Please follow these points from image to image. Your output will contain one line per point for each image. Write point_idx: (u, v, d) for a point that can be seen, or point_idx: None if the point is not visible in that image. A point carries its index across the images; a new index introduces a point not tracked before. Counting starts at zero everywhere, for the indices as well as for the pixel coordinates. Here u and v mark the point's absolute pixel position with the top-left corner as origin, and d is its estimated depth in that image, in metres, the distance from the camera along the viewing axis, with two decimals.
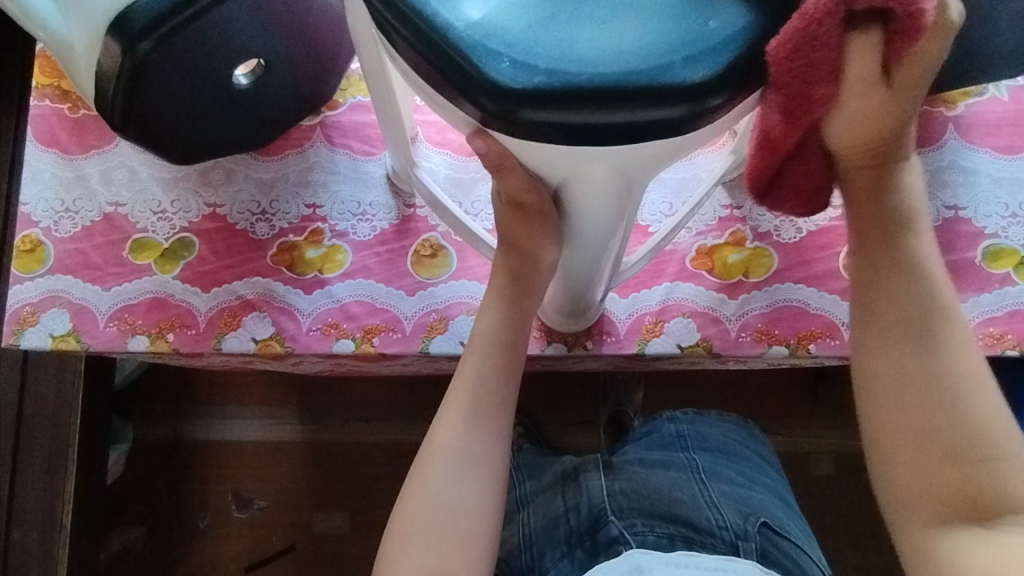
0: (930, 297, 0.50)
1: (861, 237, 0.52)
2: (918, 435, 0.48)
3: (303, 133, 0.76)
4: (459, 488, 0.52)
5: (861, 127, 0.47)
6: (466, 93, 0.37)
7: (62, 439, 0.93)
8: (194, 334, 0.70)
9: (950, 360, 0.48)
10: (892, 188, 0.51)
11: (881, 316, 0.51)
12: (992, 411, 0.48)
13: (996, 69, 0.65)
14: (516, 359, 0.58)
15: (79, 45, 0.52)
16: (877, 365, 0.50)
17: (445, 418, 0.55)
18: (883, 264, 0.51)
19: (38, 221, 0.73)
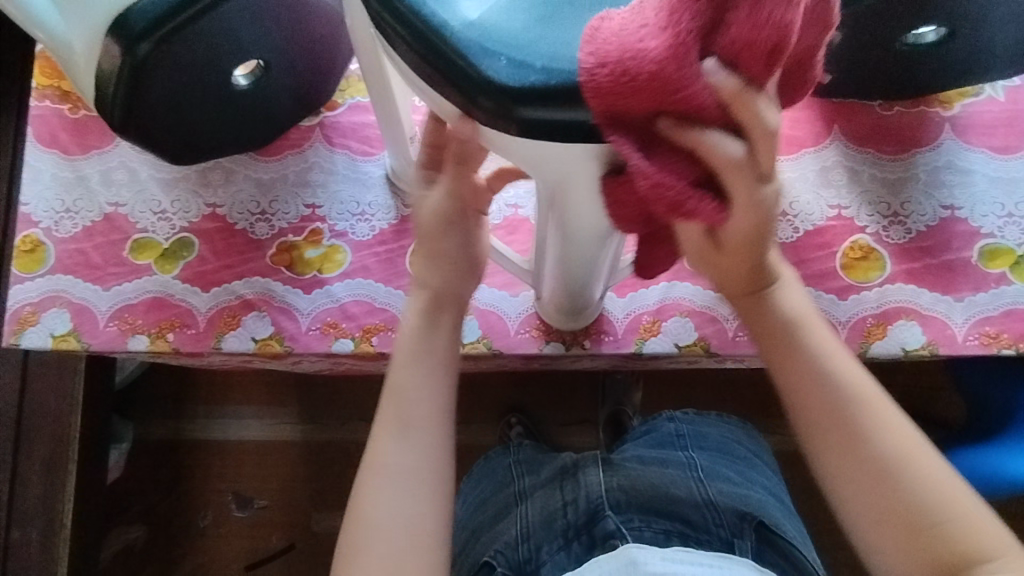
0: (839, 384, 0.48)
1: (765, 347, 0.51)
2: (872, 524, 0.46)
3: (302, 134, 0.76)
4: (403, 506, 0.47)
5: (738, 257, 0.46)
6: (461, 93, 0.37)
7: (62, 439, 0.93)
8: (194, 334, 0.71)
9: (878, 442, 0.46)
10: (773, 297, 0.50)
11: (801, 421, 0.49)
12: (933, 471, 0.46)
13: (992, 70, 0.65)
14: (446, 362, 0.52)
15: (79, 46, 0.53)
16: (818, 464, 0.48)
17: (376, 435, 0.49)
18: (787, 369, 0.50)
19: (38, 221, 0.73)
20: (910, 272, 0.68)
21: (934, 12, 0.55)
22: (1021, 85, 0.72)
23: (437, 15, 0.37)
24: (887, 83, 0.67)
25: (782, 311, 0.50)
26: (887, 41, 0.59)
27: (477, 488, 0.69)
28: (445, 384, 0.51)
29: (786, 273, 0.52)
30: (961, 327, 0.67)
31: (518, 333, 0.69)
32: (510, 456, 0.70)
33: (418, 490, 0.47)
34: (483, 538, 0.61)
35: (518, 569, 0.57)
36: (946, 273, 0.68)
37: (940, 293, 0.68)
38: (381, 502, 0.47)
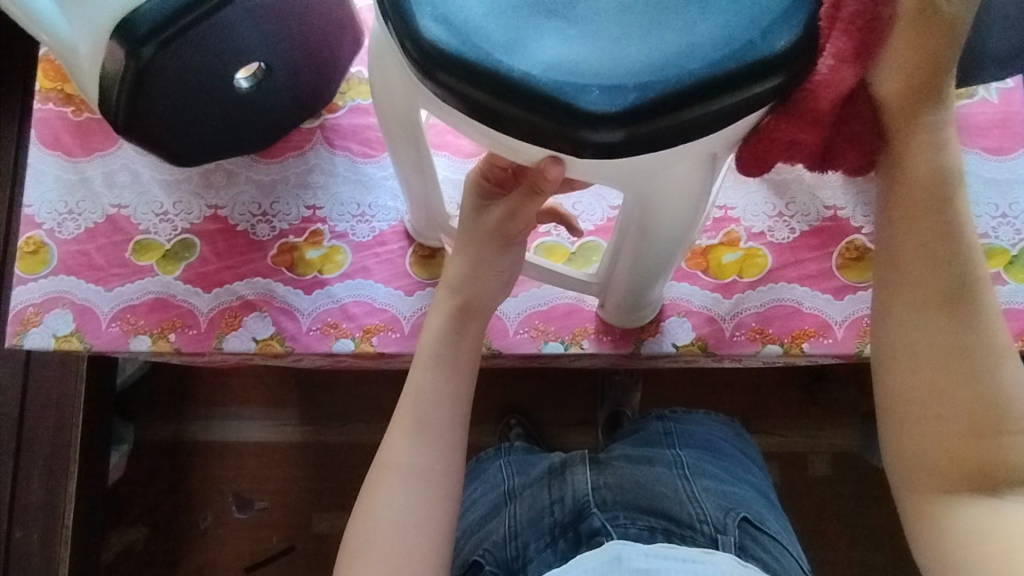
0: (966, 272, 0.46)
1: (896, 209, 0.48)
2: (933, 403, 0.45)
3: (303, 136, 0.77)
4: (409, 504, 0.48)
5: (896, 114, 0.47)
6: (562, 127, 0.42)
7: (64, 439, 0.93)
8: (195, 334, 0.71)
9: (984, 336, 0.46)
10: (915, 150, 0.47)
11: (901, 297, 0.47)
12: (1016, 386, 0.45)
13: (986, 71, 0.66)
14: (466, 373, 0.54)
15: (83, 49, 0.53)
16: (905, 337, 0.47)
17: (393, 435, 0.51)
18: (919, 231, 0.47)
19: (42, 223, 0.74)
20: None
21: None
22: (1015, 87, 0.73)
23: (516, 68, 0.43)
24: None
25: (945, 178, 0.47)
26: None
27: (467, 489, 0.68)
28: (463, 391, 0.53)
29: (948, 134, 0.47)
30: None
31: (517, 333, 0.70)
32: (502, 458, 0.69)
33: (426, 491, 0.49)
34: (472, 538, 0.61)
35: (506, 567, 0.57)
36: None
37: None
38: (390, 497, 0.48)
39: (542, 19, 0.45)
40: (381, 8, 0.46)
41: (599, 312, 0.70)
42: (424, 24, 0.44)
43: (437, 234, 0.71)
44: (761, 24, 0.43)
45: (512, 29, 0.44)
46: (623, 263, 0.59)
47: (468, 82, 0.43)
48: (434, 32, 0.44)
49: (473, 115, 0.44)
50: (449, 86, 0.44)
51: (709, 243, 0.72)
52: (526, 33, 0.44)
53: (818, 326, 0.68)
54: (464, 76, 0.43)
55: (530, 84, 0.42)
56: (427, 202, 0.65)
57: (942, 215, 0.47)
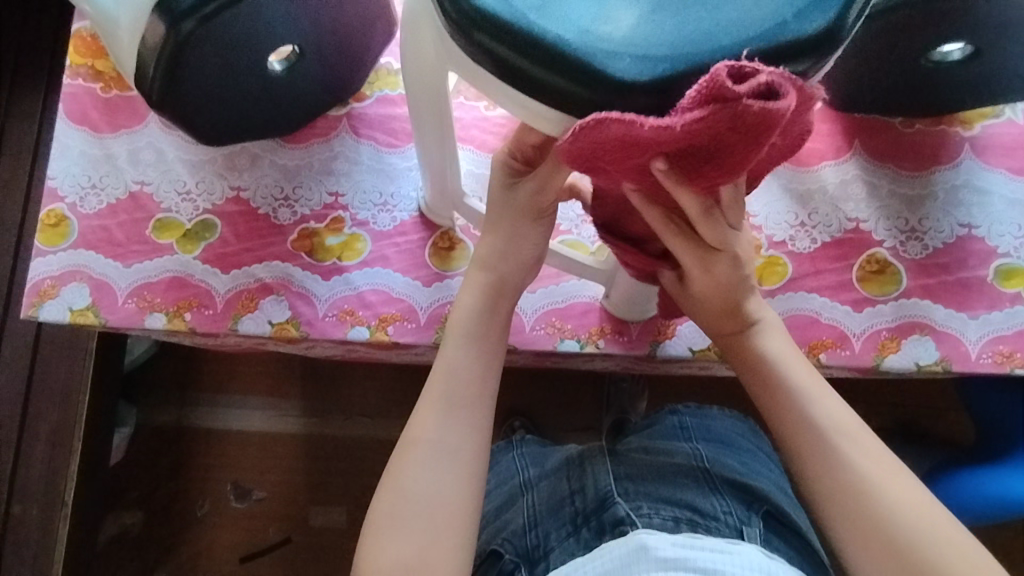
0: (817, 415, 0.51)
1: (752, 380, 0.54)
2: (847, 527, 0.47)
3: (329, 123, 0.77)
4: (439, 481, 0.48)
5: (704, 301, 0.55)
6: (590, 91, 0.40)
7: (68, 418, 0.93)
8: (211, 315, 0.71)
9: (857, 469, 0.48)
10: (757, 335, 0.55)
11: (791, 460, 0.51)
12: (907, 493, 0.47)
13: (1015, 91, 0.66)
14: (494, 350, 0.54)
15: (123, 21, 0.54)
16: (802, 485, 0.50)
17: (421, 411, 0.50)
18: (764, 393, 0.53)
19: (64, 196, 0.74)
20: (927, 287, 0.69)
21: (963, 28, 0.56)
22: None
23: (550, 32, 0.41)
24: (911, 98, 0.68)
25: (765, 349, 0.54)
26: (915, 56, 0.60)
27: None
28: (491, 370, 0.53)
29: (769, 319, 0.56)
30: (974, 345, 0.67)
31: (534, 329, 0.70)
32: (514, 450, 0.69)
33: (455, 468, 0.48)
34: (489, 529, 0.61)
35: (527, 556, 0.57)
36: (961, 290, 0.69)
37: (955, 310, 0.68)
38: (419, 473, 0.48)
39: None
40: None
41: (605, 305, 0.70)
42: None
43: (449, 212, 0.71)
44: (797, 5, 0.41)
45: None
46: None
47: (499, 44, 0.42)
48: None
49: (501, 77, 0.42)
50: (483, 47, 0.42)
51: None
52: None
53: (836, 336, 0.68)
54: (498, 36, 0.41)
55: (563, 48, 0.41)
56: (445, 183, 0.66)
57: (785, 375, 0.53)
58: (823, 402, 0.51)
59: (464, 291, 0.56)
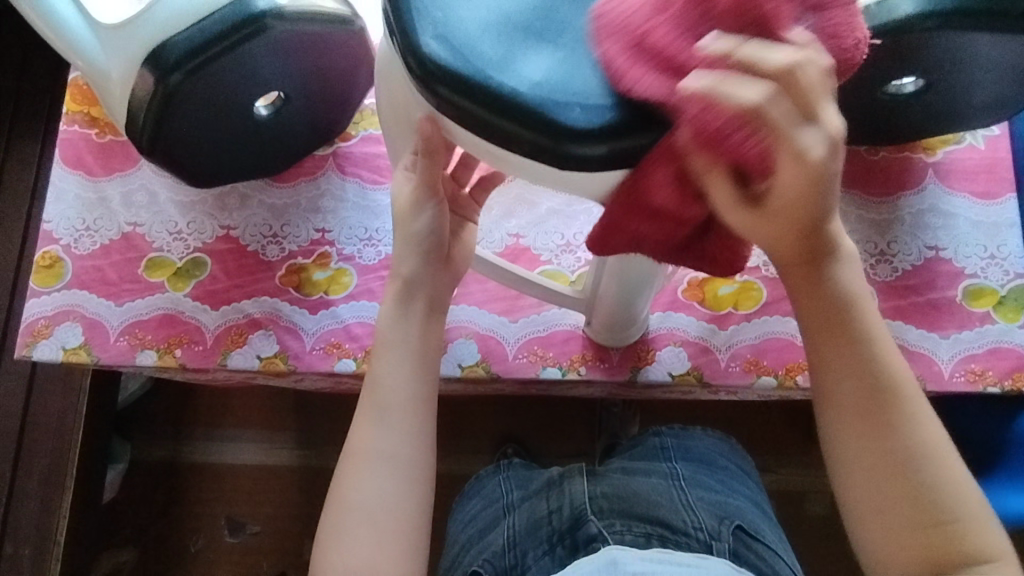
0: (869, 347, 0.49)
1: (799, 294, 0.50)
2: (872, 486, 0.48)
3: (316, 163, 0.80)
4: (379, 489, 0.51)
5: (783, 219, 0.44)
6: (549, 135, 0.43)
7: (63, 455, 0.94)
8: (201, 350, 0.73)
9: (909, 430, 0.48)
10: (837, 270, 0.49)
11: (836, 393, 0.49)
12: (942, 451, 0.48)
13: (975, 118, 0.69)
14: (426, 352, 0.56)
15: (114, 74, 0.57)
16: (840, 442, 0.49)
17: (359, 422, 0.53)
18: (801, 293, 0.49)
19: (59, 238, 0.76)
20: (898, 308, 0.71)
21: (914, 64, 0.59)
22: (1001, 135, 0.76)
23: (506, 84, 0.44)
24: (876, 126, 0.70)
25: (843, 289, 0.49)
26: (872, 90, 0.63)
27: (466, 505, 0.69)
28: (423, 372, 0.55)
29: (852, 250, 0.50)
30: (947, 364, 0.69)
31: (516, 358, 0.71)
32: (502, 473, 0.70)
33: (398, 473, 0.52)
34: (472, 550, 0.62)
35: None
36: (932, 311, 0.70)
37: (926, 330, 0.70)
38: (364, 484, 0.51)
39: (531, 37, 0.46)
40: (386, 23, 0.47)
41: (586, 333, 0.71)
42: (424, 34, 0.45)
43: None
44: None
45: (503, 46, 0.45)
46: (607, 278, 0.62)
47: (464, 96, 0.44)
48: (434, 44, 0.45)
49: (463, 124, 0.45)
50: (447, 99, 0.44)
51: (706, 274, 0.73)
52: (517, 48, 0.45)
53: None
54: (459, 89, 0.44)
55: (517, 97, 0.43)
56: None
57: (865, 347, 0.49)
58: (877, 332, 0.49)
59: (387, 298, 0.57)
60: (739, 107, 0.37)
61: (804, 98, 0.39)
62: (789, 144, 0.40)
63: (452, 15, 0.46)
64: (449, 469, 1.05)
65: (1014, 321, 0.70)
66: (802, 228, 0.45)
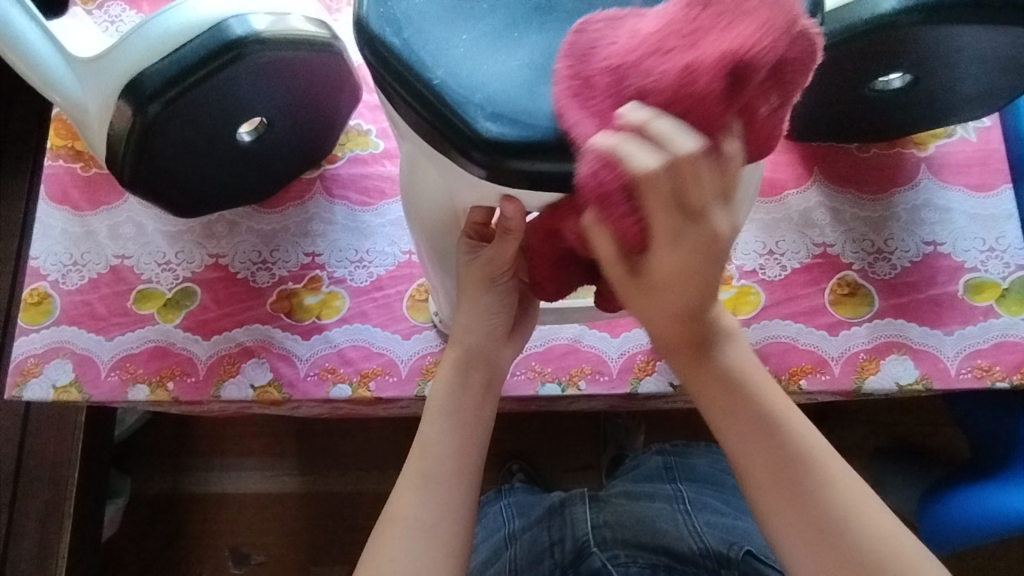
0: (765, 414, 0.47)
1: (693, 377, 0.48)
2: (805, 556, 0.45)
3: (303, 186, 0.79)
4: (417, 561, 0.48)
5: (666, 301, 0.42)
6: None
7: (59, 493, 0.92)
8: (193, 382, 0.72)
9: (829, 499, 0.46)
10: (724, 349, 0.47)
11: (755, 463, 0.47)
12: (863, 505, 0.46)
13: (965, 109, 0.68)
14: (479, 425, 0.53)
15: (92, 107, 0.56)
16: (768, 518, 0.47)
17: (401, 488, 0.51)
18: (697, 372, 0.47)
19: (46, 274, 0.75)
20: (899, 306, 0.70)
21: (901, 60, 0.58)
22: (991, 126, 0.75)
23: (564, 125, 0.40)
24: (864, 123, 0.70)
25: (726, 361, 0.47)
26: (859, 87, 0.62)
27: None
28: (476, 443, 0.53)
29: (734, 326, 0.48)
30: (952, 361, 0.68)
31: (514, 374, 0.70)
32: (503, 499, 0.70)
33: (441, 553, 0.49)
34: None
35: None
36: (933, 308, 0.69)
37: (929, 327, 0.69)
38: (398, 557, 0.48)
39: (541, 66, 0.42)
40: (398, 99, 0.43)
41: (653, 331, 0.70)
42: (441, 93, 0.41)
43: None
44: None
45: (524, 84, 0.42)
46: None
47: (508, 156, 0.40)
48: (455, 103, 0.41)
49: (522, 183, 0.41)
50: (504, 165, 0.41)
51: None
52: (537, 79, 0.42)
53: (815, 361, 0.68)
54: (518, 148, 0.40)
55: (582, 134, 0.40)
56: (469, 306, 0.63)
57: (767, 418, 0.47)
58: (764, 395, 0.48)
59: (445, 369, 0.55)
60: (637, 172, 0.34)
61: (702, 186, 0.36)
62: (690, 227, 0.37)
63: (456, 66, 0.42)
64: None
65: (1018, 313, 0.68)
66: (691, 307, 0.43)
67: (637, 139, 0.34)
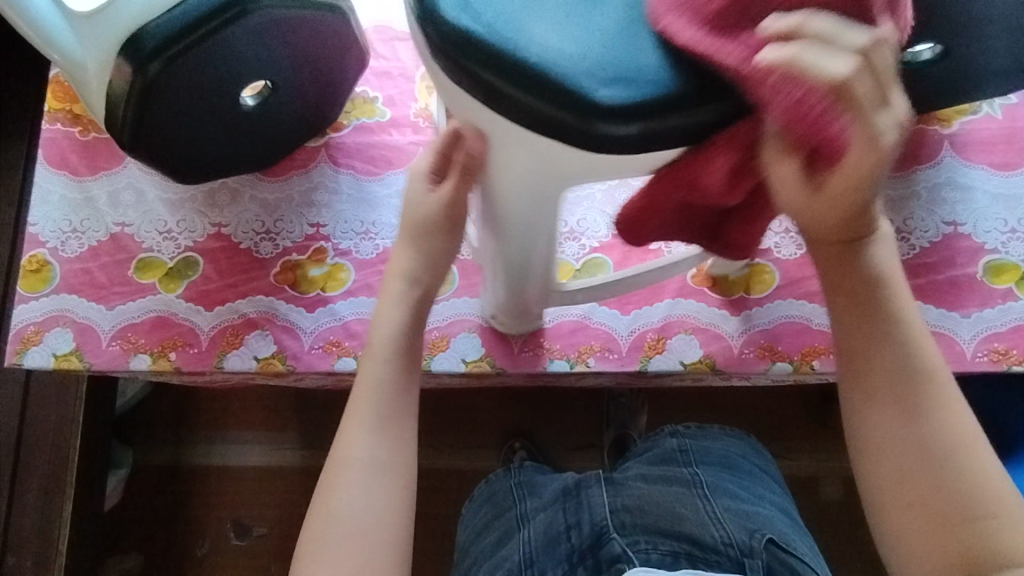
0: (899, 326, 0.47)
1: (830, 278, 0.48)
2: (898, 469, 0.46)
3: (308, 155, 0.77)
4: (369, 497, 0.50)
5: (832, 209, 0.42)
6: (639, 124, 0.37)
7: (61, 463, 0.91)
8: (196, 353, 0.71)
9: (940, 419, 0.46)
10: (873, 252, 0.47)
11: (872, 370, 0.47)
12: (966, 435, 0.46)
13: (995, 84, 0.65)
14: (415, 364, 0.56)
15: (91, 65, 0.54)
16: (864, 427, 0.47)
17: (348, 430, 0.53)
18: (840, 271, 0.48)
19: (45, 241, 0.73)
20: (916, 287, 0.68)
21: (933, 29, 0.55)
22: (1019, 103, 0.73)
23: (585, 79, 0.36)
24: None
25: (873, 266, 0.47)
26: None
27: (479, 512, 0.69)
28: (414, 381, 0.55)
29: (883, 228, 0.48)
30: (969, 344, 0.66)
31: (522, 351, 0.69)
32: (513, 478, 0.70)
33: (390, 484, 0.51)
34: (486, 564, 0.61)
35: None
36: (951, 289, 0.68)
37: (946, 309, 0.67)
38: (350, 494, 0.50)
39: (561, 13, 0.39)
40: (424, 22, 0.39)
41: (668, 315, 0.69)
42: (471, 33, 0.37)
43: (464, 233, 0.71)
44: None
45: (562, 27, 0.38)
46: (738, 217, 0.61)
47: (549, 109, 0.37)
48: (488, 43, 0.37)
49: (550, 135, 0.38)
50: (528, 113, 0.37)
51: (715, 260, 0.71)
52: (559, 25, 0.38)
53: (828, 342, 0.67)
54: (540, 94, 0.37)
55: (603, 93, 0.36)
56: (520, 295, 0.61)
57: (901, 331, 0.47)
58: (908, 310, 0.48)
59: (387, 301, 0.56)
60: (829, 80, 0.33)
61: (879, 81, 0.35)
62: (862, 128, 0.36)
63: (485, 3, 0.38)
64: (457, 466, 1.03)
65: None
66: (850, 216, 0.43)
67: (815, 43, 0.33)
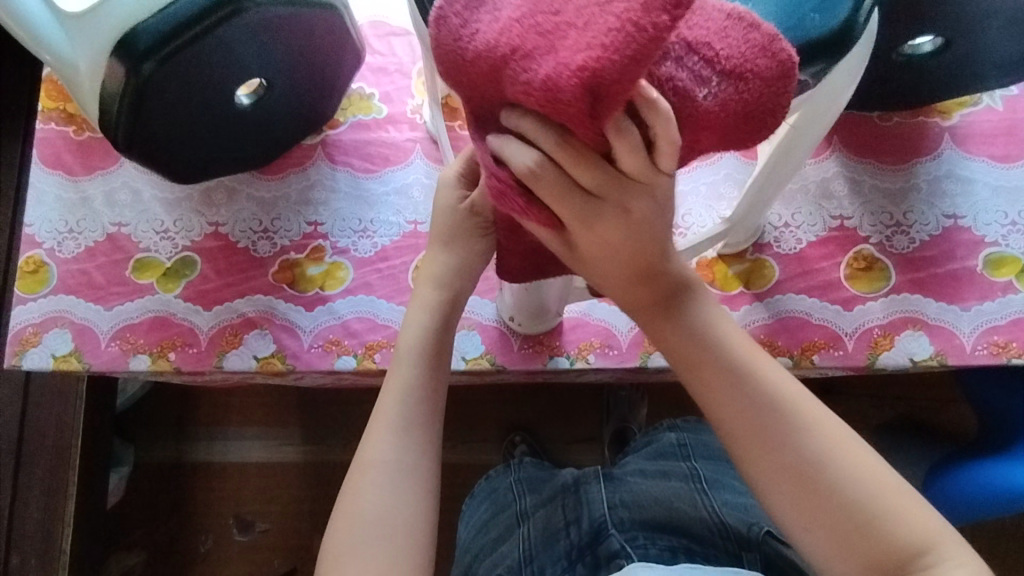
0: (733, 366, 0.50)
1: (651, 328, 0.52)
2: (793, 496, 0.48)
3: (304, 153, 0.76)
4: (392, 500, 0.51)
5: (609, 239, 0.44)
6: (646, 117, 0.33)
7: (62, 462, 0.91)
8: (195, 353, 0.71)
9: (808, 440, 0.48)
10: (692, 307, 0.52)
11: (727, 405, 0.50)
12: (839, 446, 0.48)
13: (996, 76, 0.65)
14: (442, 368, 0.57)
15: (83, 65, 0.53)
16: (753, 464, 0.50)
17: (372, 432, 0.53)
18: (650, 315, 0.52)
19: (41, 242, 0.73)
20: (916, 281, 0.68)
21: (934, 22, 0.55)
22: (1020, 94, 0.72)
23: None
24: (886, 93, 0.67)
25: (689, 316, 0.51)
26: (887, 52, 0.59)
27: (478, 508, 0.70)
28: (441, 385, 0.56)
29: (695, 280, 0.52)
30: (969, 337, 0.66)
31: (521, 348, 0.69)
32: (512, 474, 0.70)
33: (410, 487, 0.52)
34: (487, 560, 0.62)
35: None
36: (952, 283, 0.68)
37: (946, 303, 0.67)
38: (371, 497, 0.51)
39: None
40: None
41: None
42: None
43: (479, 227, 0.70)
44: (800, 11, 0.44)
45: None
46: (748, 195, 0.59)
47: None
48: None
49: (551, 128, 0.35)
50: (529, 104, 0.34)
51: (715, 254, 0.70)
52: None
53: (828, 337, 0.67)
54: None
55: None
56: (539, 298, 0.61)
57: (740, 370, 0.50)
58: (731, 347, 0.51)
59: (418, 307, 0.57)
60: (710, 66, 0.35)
61: None
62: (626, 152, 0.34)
63: None
64: (458, 461, 1.03)
65: None
66: (637, 266, 0.48)
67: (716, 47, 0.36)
